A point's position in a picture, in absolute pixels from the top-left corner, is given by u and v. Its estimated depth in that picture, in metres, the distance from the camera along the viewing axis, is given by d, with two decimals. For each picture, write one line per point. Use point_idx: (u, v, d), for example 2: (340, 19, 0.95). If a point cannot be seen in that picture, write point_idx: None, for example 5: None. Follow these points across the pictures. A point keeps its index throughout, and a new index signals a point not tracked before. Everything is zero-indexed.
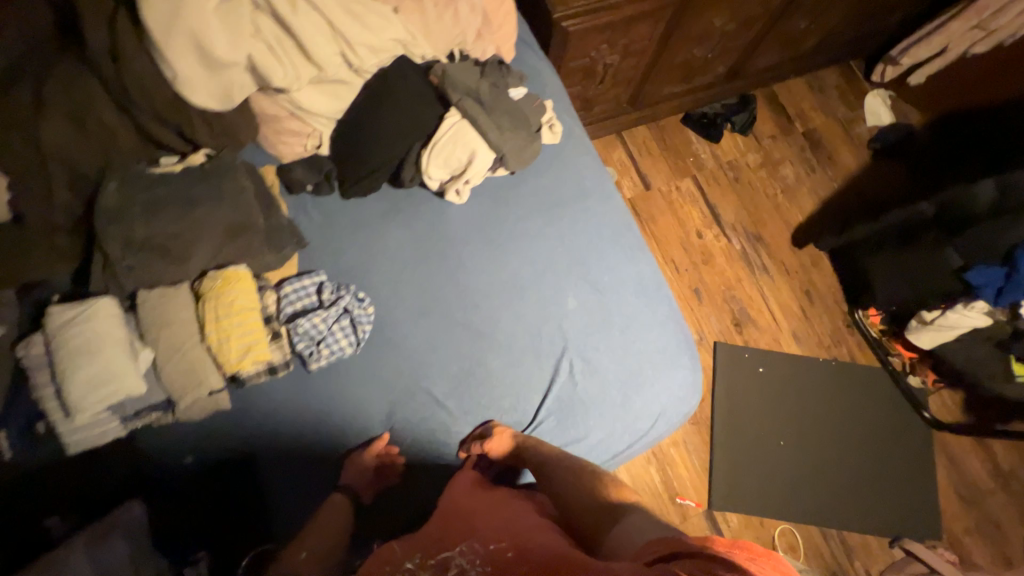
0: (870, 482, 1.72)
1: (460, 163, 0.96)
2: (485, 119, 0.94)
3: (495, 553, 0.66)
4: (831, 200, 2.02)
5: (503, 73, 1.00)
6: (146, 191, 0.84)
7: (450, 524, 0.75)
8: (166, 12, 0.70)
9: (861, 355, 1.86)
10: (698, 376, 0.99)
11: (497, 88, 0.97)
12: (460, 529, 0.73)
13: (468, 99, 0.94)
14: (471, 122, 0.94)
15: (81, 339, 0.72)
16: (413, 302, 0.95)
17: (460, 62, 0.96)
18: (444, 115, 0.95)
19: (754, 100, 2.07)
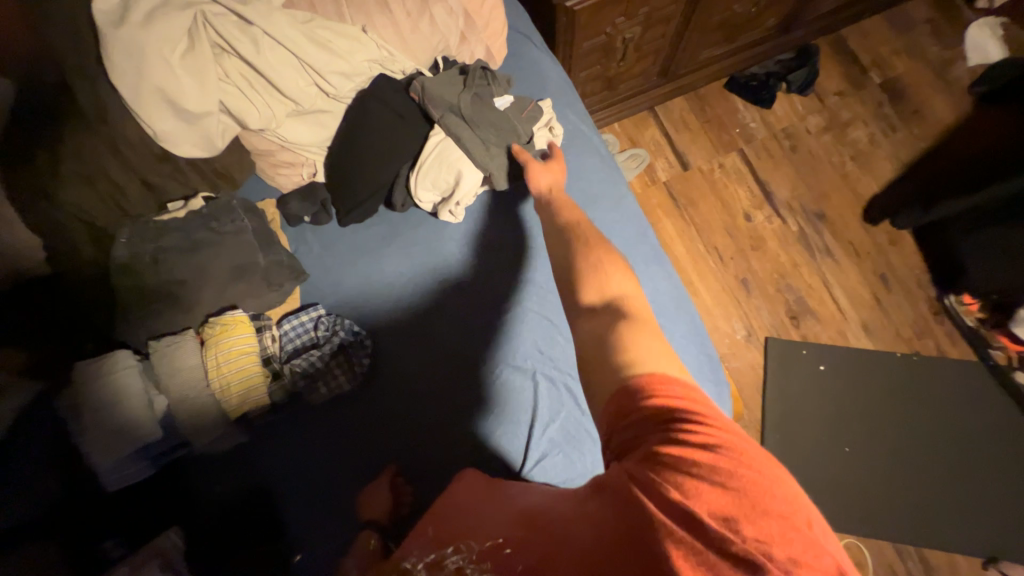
0: (960, 495, 1.49)
1: (447, 183, 0.91)
2: (470, 135, 0.88)
3: (492, 547, 0.55)
4: (918, 163, 1.69)
5: (488, 79, 0.91)
6: (152, 241, 0.87)
7: (447, 527, 0.65)
8: (132, 70, 0.69)
9: (951, 348, 1.59)
10: (723, 402, 0.89)
11: (480, 98, 0.89)
12: (461, 521, 0.66)
13: (452, 115, 0.88)
14: (455, 140, 0.89)
15: (105, 390, 0.79)
16: (413, 332, 0.93)
17: (442, 74, 0.89)
18: (428, 135, 0.91)
19: (815, 52, 1.76)
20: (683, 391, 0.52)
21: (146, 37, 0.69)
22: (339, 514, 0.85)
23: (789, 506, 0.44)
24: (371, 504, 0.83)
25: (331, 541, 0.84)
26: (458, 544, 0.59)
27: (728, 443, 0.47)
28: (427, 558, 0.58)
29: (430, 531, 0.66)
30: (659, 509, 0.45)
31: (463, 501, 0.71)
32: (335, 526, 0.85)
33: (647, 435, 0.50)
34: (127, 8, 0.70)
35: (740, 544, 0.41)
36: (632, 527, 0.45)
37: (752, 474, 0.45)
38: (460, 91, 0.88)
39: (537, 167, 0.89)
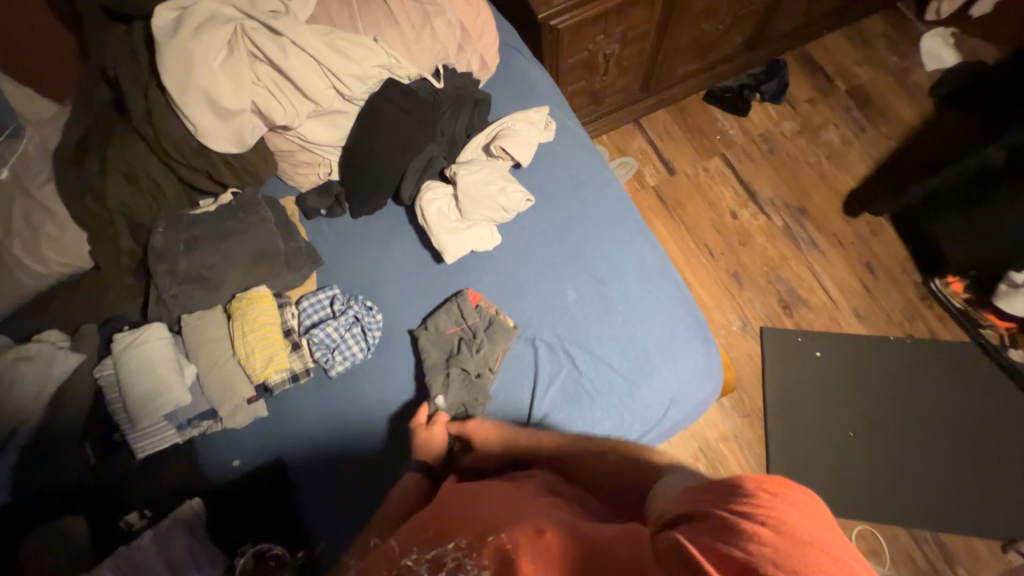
0: (969, 477, 1.49)
1: (437, 230, 0.98)
2: (480, 207, 0.97)
3: (495, 543, 0.52)
4: (889, 159, 1.80)
5: (493, 344, 0.94)
6: (186, 231, 0.97)
7: (446, 521, 0.60)
8: (182, 75, 0.82)
9: (943, 331, 1.63)
10: (714, 359, 0.94)
11: (469, 231, 0.98)
12: (462, 525, 0.58)
13: (484, 183, 0.98)
14: (466, 200, 0.97)
15: (135, 358, 0.85)
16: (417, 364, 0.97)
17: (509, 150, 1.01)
18: (459, 173, 0.99)
19: (784, 65, 1.92)
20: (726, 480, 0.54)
21: (194, 48, 0.82)
22: (355, 483, 0.90)
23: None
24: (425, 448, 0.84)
25: (351, 506, 0.89)
26: (461, 537, 0.56)
27: (780, 502, 0.49)
28: (430, 554, 0.55)
29: (416, 525, 0.62)
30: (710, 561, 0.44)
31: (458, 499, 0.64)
32: (349, 490, 0.90)
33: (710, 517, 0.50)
34: (179, 25, 0.84)
35: None
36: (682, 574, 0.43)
37: (812, 541, 0.45)
38: (492, 186, 0.97)
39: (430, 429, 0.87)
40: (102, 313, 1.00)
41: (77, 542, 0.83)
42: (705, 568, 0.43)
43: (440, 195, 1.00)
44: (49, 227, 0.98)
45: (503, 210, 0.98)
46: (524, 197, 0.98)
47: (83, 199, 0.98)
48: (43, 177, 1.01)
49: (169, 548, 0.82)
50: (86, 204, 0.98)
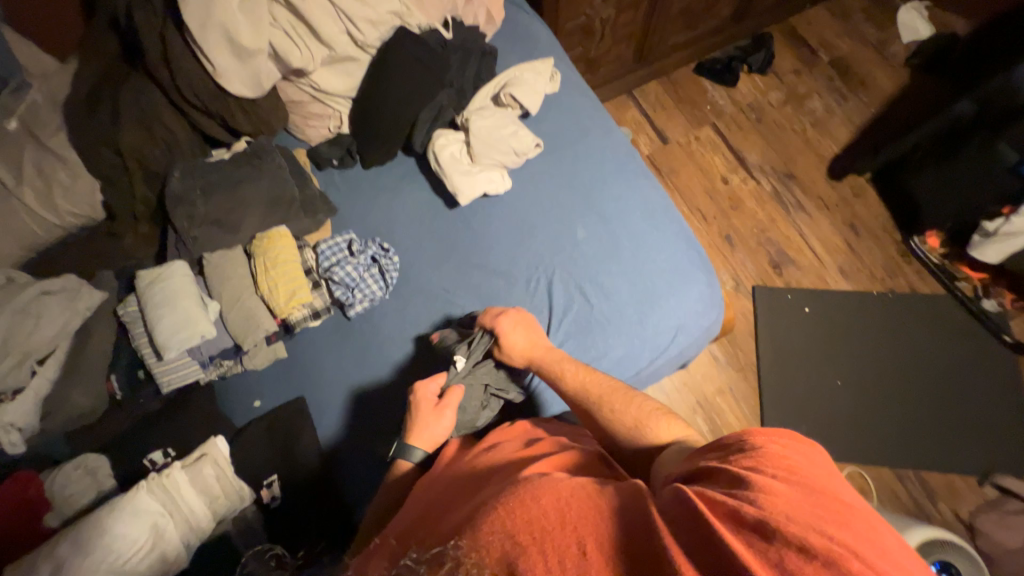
0: (947, 419, 1.58)
1: (451, 172, 1.01)
2: (489, 148, 1.01)
3: (490, 539, 0.45)
4: (870, 126, 1.89)
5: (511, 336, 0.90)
6: (202, 176, 0.98)
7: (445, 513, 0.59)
8: (202, 12, 0.84)
9: (923, 285, 1.72)
10: (716, 290, 0.99)
11: (481, 172, 1.02)
12: (460, 519, 0.53)
13: (494, 127, 1.02)
14: (478, 142, 1.01)
15: (158, 293, 0.86)
16: (439, 304, 1.00)
17: (518, 96, 1.05)
18: (469, 118, 1.04)
19: (769, 37, 2.00)
20: (725, 437, 0.53)
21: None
22: (378, 418, 0.94)
23: (865, 523, 0.41)
24: (421, 432, 0.82)
25: (375, 438, 0.93)
26: (458, 534, 0.49)
27: (782, 451, 0.47)
28: (428, 554, 0.50)
29: (417, 515, 0.62)
30: (718, 514, 0.41)
31: (459, 492, 0.63)
32: (372, 422, 0.94)
33: (715, 477, 0.48)
34: None
35: (831, 544, 0.37)
36: (688, 530, 0.41)
37: (822, 489, 0.43)
38: (501, 130, 1.02)
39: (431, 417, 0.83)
40: (119, 261, 1.01)
41: (105, 479, 0.85)
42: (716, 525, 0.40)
43: (451, 141, 1.04)
44: (60, 174, 0.99)
45: (514, 153, 1.02)
46: (532, 143, 1.03)
47: (96, 145, 0.98)
48: (52, 125, 1.01)
49: (198, 476, 0.83)
50: (99, 151, 0.99)
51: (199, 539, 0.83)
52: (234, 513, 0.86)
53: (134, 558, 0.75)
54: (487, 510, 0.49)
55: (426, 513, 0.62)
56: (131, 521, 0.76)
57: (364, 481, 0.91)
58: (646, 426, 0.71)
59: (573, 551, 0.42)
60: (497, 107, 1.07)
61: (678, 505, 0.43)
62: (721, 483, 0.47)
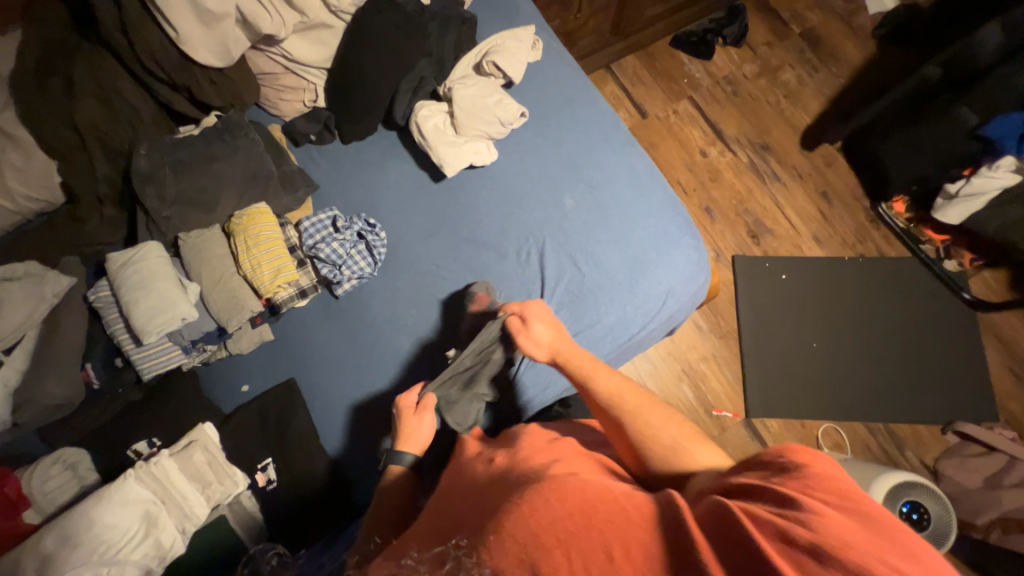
0: (913, 374, 1.68)
1: (436, 144, 0.98)
2: (473, 118, 0.98)
3: (509, 537, 0.44)
4: (839, 97, 1.95)
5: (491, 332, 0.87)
6: (171, 153, 0.92)
7: (454, 515, 0.57)
8: None
9: (890, 249, 1.80)
10: (704, 254, 1.01)
11: (466, 142, 1.00)
12: (477, 517, 0.53)
13: (477, 95, 0.99)
14: (462, 112, 0.99)
15: (132, 275, 0.82)
16: (430, 279, 0.99)
17: (499, 64, 1.02)
18: (452, 87, 1.01)
19: (743, 9, 2.01)
20: (770, 452, 0.51)
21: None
22: (374, 394, 0.94)
23: (929, 553, 0.39)
24: (408, 440, 0.82)
25: (372, 415, 0.93)
26: (460, 536, 0.51)
27: (835, 473, 0.46)
28: (434, 552, 0.50)
29: (428, 520, 0.61)
30: (763, 532, 0.40)
31: (467, 493, 0.61)
32: (369, 399, 0.94)
33: (757, 492, 0.46)
34: None
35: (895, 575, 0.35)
36: (730, 542, 0.40)
37: (881, 514, 0.41)
38: (485, 97, 0.99)
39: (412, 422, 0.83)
40: (82, 248, 0.95)
41: (88, 473, 0.82)
42: (760, 541, 0.38)
43: (434, 113, 1.01)
44: (11, 154, 0.91)
45: (499, 123, 0.99)
46: (519, 112, 1.01)
47: (51, 123, 0.92)
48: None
49: (188, 464, 0.80)
50: (54, 129, 0.92)
51: (194, 528, 0.79)
52: (229, 499, 0.83)
53: (129, 545, 0.74)
54: (507, 506, 0.49)
55: (438, 514, 0.61)
56: (120, 510, 0.74)
57: (364, 456, 0.91)
58: (684, 451, 0.64)
59: (598, 556, 0.42)
60: (479, 76, 1.04)
61: (719, 517, 0.43)
62: (765, 499, 0.45)
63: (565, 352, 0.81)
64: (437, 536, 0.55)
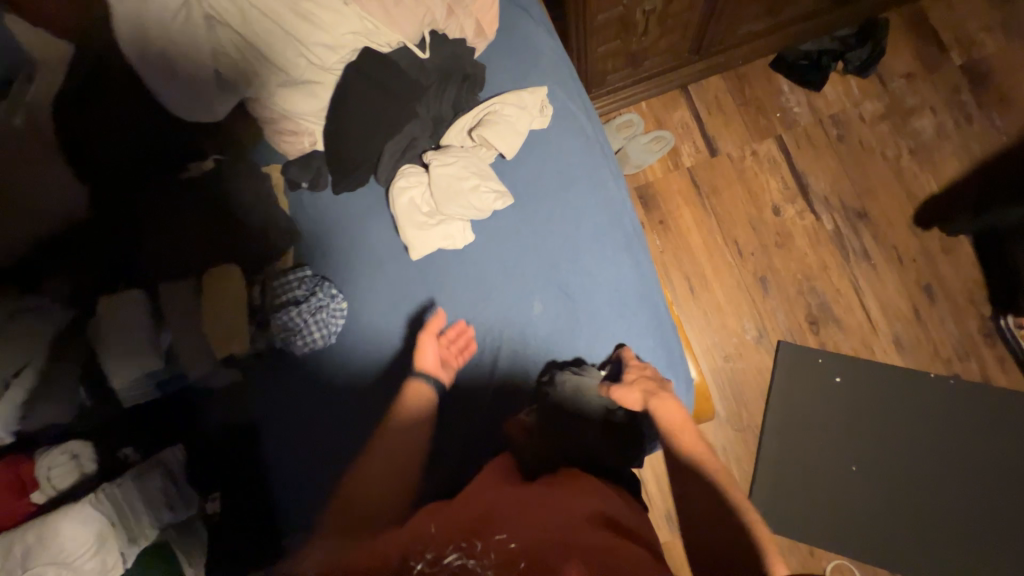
0: (984, 537, 1.33)
1: (406, 216, 0.97)
2: (445, 192, 0.94)
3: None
4: (991, 162, 1.49)
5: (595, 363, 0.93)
6: (170, 196, 0.99)
7: (467, 520, 0.71)
8: (137, 43, 0.82)
9: (999, 374, 1.41)
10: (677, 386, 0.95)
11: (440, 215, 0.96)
12: (505, 539, 0.65)
13: (454, 167, 0.95)
14: (438, 185, 0.95)
15: (116, 320, 0.92)
16: (378, 358, 0.98)
17: (485, 133, 0.96)
18: (430, 156, 0.97)
19: (884, 26, 1.56)
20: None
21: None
22: (315, 452, 0.97)
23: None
24: (421, 357, 0.89)
25: (312, 472, 0.98)
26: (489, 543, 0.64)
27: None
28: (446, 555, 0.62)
29: (448, 521, 0.71)
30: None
31: (474, 502, 0.75)
32: (304, 459, 0.98)
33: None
34: None
35: None
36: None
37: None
38: (458, 172, 0.95)
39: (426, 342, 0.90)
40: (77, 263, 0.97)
41: (87, 463, 0.91)
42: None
43: (411, 182, 0.97)
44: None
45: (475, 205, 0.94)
46: (497, 195, 0.95)
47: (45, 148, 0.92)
48: None
49: (148, 487, 0.90)
50: None
51: (138, 547, 0.87)
52: (179, 517, 0.94)
53: (79, 563, 0.79)
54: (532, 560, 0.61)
55: (459, 517, 0.73)
56: (77, 526, 0.80)
57: (293, 507, 0.98)
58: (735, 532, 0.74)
59: None
60: (468, 146, 0.98)
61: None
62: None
63: (662, 399, 0.87)
64: (445, 535, 0.67)
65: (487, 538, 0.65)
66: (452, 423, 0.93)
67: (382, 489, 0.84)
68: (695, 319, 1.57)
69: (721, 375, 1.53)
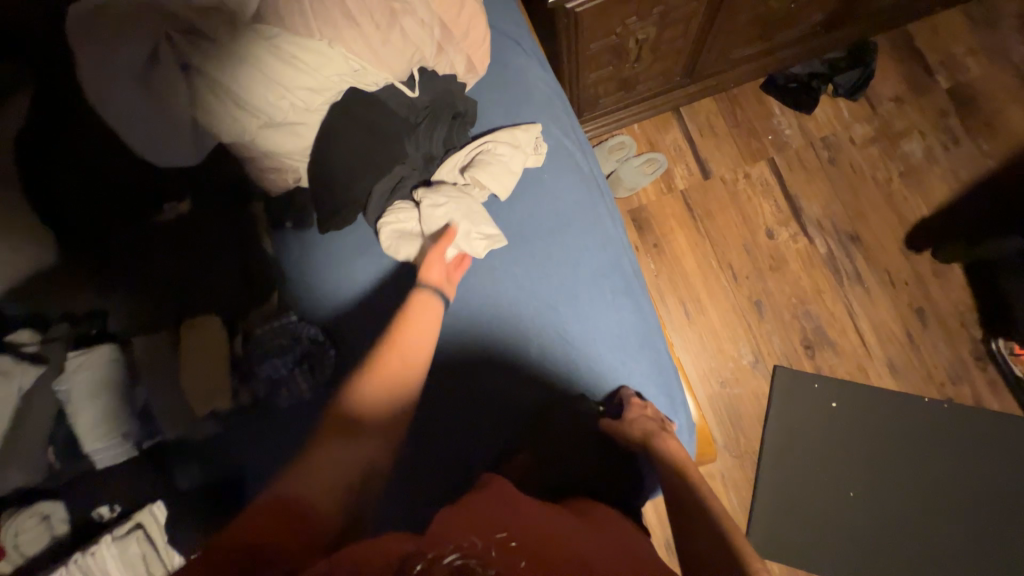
0: (981, 562, 1.33)
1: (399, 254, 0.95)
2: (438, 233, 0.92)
3: None
4: (978, 185, 1.50)
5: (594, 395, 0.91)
6: (147, 241, 0.95)
7: (465, 511, 0.63)
8: (98, 90, 0.79)
9: (992, 398, 1.42)
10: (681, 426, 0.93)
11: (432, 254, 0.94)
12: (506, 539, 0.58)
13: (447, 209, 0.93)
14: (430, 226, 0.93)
15: (89, 380, 0.87)
16: None
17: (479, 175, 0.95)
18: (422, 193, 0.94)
19: (872, 50, 1.58)
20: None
21: (121, 44, 0.76)
22: None
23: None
24: (427, 270, 0.88)
25: None
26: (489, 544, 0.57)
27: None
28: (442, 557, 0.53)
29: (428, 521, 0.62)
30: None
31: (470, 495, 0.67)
32: None
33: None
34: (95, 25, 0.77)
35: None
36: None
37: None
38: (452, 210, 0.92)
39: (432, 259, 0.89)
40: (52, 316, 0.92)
41: (59, 524, 0.86)
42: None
43: (402, 220, 0.95)
44: None
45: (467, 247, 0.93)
46: (490, 240, 0.93)
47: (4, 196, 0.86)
48: None
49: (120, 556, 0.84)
50: None
51: None
52: None
53: None
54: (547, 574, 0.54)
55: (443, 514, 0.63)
56: None
57: None
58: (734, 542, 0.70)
59: None
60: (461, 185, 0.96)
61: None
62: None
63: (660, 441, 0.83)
64: (437, 530, 0.59)
65: (486, 534, 0.58)
66: (442, 486, 0.86)
67: (371, 405, 0.75)
68: (690, 344, 1.55)
69: (718, 401, 1.51)
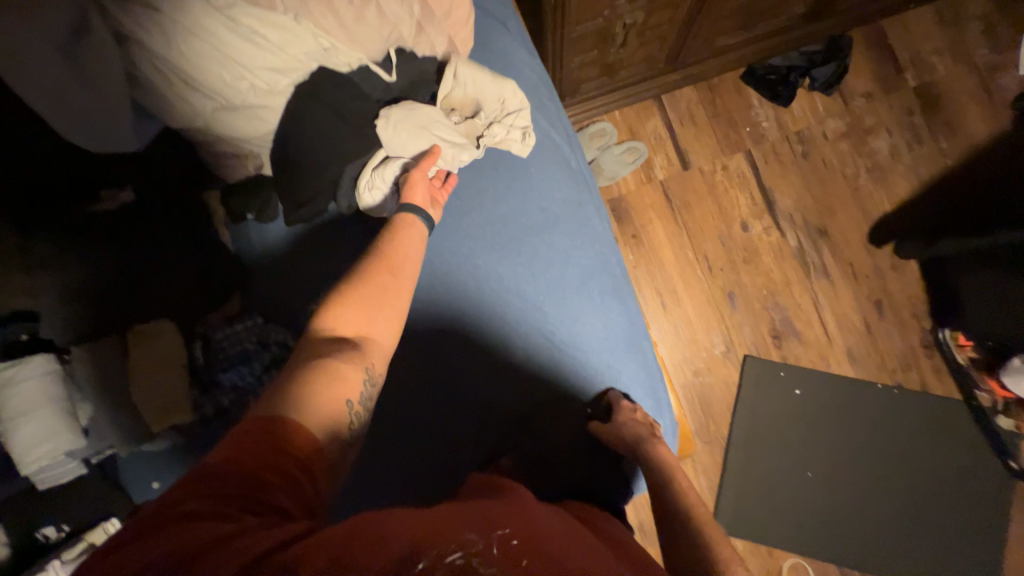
0: (918, 531, 1.46)
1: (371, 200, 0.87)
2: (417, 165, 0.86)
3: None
4: (937, 182, 1.57)
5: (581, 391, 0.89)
6: (78, 234, 0.84)
7: (460, 506, 0.52)
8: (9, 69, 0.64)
9: (936, 383, 1.53)
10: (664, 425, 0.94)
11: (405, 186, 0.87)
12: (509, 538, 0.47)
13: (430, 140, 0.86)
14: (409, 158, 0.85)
15: (21, 397, 0.76)
16: None
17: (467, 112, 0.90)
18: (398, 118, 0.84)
19: (848, 45, 1.59)
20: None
21: None
22: None
23: None
24: (412, 192, 0.82)
25: None
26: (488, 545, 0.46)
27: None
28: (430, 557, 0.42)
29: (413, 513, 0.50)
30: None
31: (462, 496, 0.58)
32: None
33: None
34: None
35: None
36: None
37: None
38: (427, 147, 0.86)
39: (418, 178, 0.83)
40: None
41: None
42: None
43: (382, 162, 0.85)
44: None
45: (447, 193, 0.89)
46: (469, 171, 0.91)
47: None
48: None
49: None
50: None
51: None
52: None
53: None
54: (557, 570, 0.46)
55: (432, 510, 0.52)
56: None
57: None
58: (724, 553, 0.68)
59: None
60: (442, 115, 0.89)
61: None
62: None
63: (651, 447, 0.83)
64: (426, 525, 0.47)
65: (485, 530, 0.47)
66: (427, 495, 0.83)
67: (359, 316, 0.68)
68: (666, 335, 1.58)
69: (691, 390, 1.56)
